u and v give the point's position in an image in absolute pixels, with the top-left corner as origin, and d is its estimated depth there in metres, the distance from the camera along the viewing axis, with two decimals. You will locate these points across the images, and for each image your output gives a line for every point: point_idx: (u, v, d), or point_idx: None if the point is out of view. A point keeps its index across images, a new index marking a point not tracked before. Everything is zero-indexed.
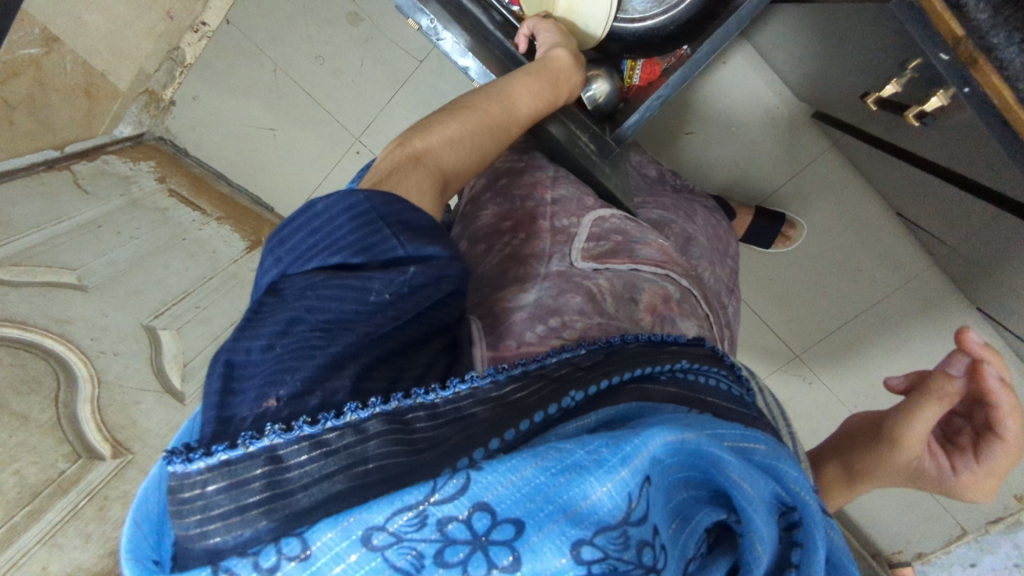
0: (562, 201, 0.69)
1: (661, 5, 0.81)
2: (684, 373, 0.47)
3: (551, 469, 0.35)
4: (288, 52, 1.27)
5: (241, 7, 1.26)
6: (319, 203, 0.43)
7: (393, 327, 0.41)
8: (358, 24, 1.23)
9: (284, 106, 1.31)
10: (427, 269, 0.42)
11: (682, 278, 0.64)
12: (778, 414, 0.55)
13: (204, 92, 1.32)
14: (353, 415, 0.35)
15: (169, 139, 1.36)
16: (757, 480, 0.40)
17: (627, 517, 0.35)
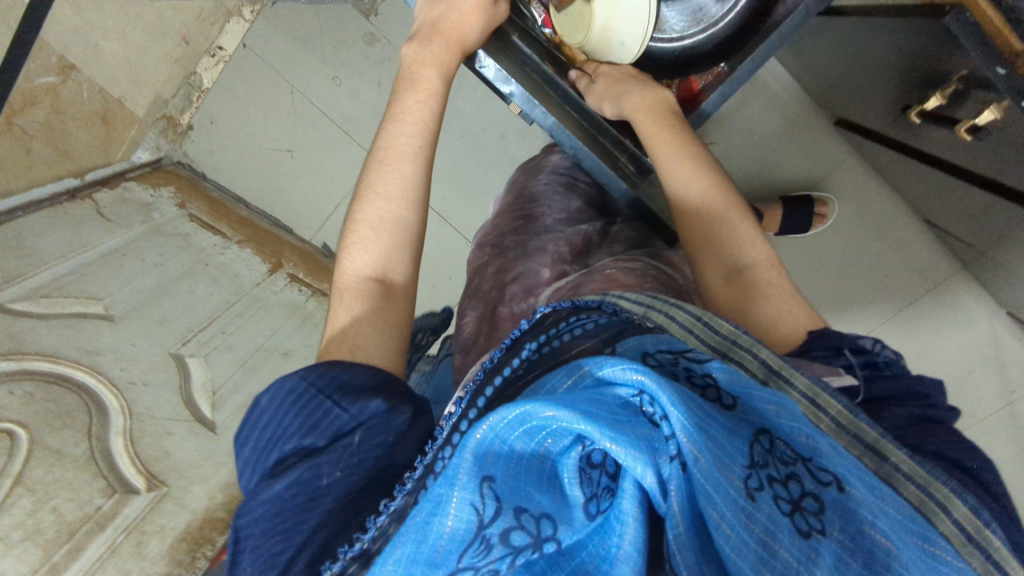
0: (521, 276, 0.70)
1: (699, 22, 0.71)
2: (558, 346, 0.45)
3: (417, 532, 0.34)
4: (305, 74, 1.28)
5: (259, 32, 1.27)
6: (263, 399, 0.44)
7: (369, 473, 0.42)
8: (375, 44, 1.26)
9: (302, 128, 1.31)
10: (370, 429, 0.43)
11: None
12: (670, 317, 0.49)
13: (222, 115, 1.31)
14: (332, 571, 0.38)
15: (187, 164, 1.34)
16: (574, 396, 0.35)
17: (485, 523, 0.33)
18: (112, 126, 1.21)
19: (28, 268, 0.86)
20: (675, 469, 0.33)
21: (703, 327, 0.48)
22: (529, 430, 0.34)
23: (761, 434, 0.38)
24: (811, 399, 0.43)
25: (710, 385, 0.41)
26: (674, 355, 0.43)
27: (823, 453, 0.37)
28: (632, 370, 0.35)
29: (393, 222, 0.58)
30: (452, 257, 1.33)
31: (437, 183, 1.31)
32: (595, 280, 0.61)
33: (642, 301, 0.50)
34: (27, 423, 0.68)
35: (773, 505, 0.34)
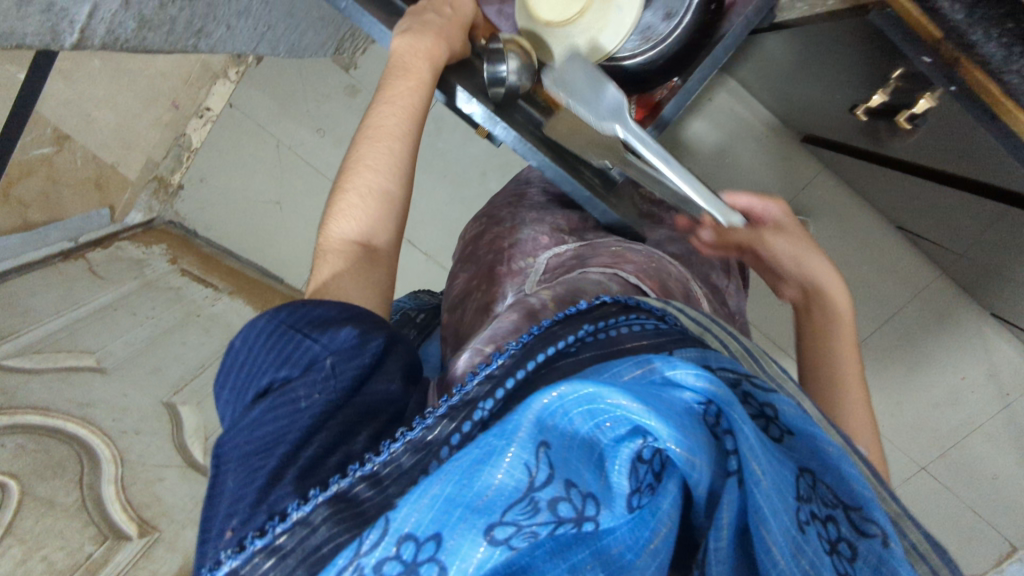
0: (521, 242, 0.74)
1: (648, 40, 0.80)
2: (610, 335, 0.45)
3: (454, 479, 0.32)
4: (289, 128, 1.32)
5: (242, 89, 1.31)
6: (238, 341, 0.46)
7: (347, 395, 0.43)
8: (355, 95, 1.30)
9: (287, 180, 1.34)
10: (341, 353, 0.45)
11: (637, 276, 0.58)
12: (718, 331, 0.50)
13: (211, 172, 1.36)
14: (338, 485, 0.36)
15: (179, 223, 1.38)
16: (654, 395, 0.34)
17: (534, 487, 0.31)
18: (106, 192, 1.25)
19: (20, 326, 0.88)
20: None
21: (753, 358, 0.48)
22: (599, 415, 0.33)
23: (805, 473, 0.39)
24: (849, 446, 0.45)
25: (767, 415, 0.42)
26: (739, 376, 0.43)
27: (869, 502, 0.38)
28: (706, 378, 0.36)
29: (377, 191, 0.62)
30: None
31: (423, 224, 1.34)
32: (601, 256, 0.64)
33: (698, 321, 0.50)
34: (17, 473, 0.68)
35: (816, 543, 0.35)
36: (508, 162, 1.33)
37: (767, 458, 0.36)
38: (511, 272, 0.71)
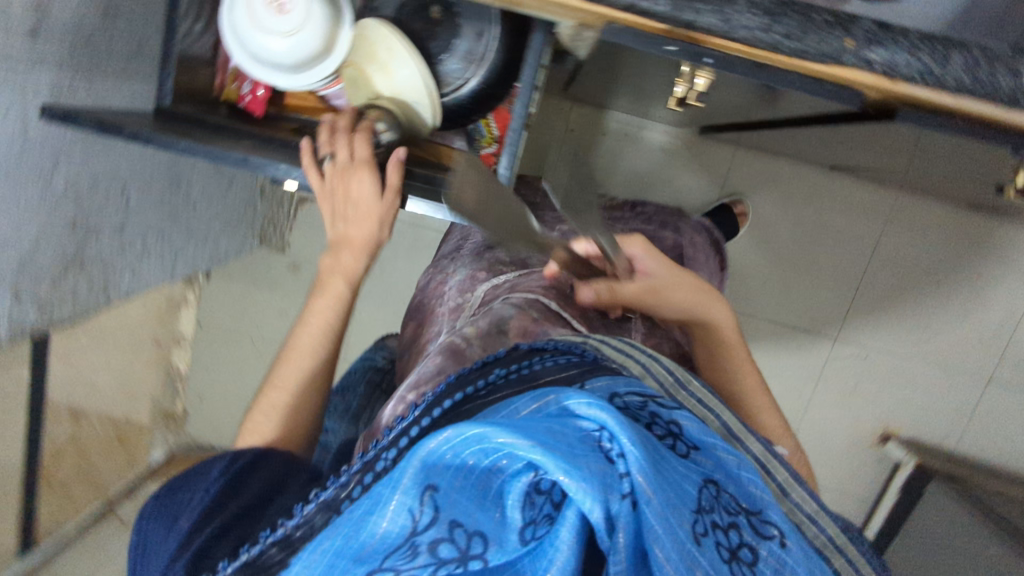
0: (457, 288, 0.80)
1: (472, 66, 0.83)
2: (520, 376, 0.47)
3: (348, 529, 0.35)
4: (256, 321, 1.38)
5: (207, 307, 1.39)
6: (153, 500, 0.51)
7: (266, 496, 0.49)
8: (299, 272, 1.33)
9: (273, 369, 1.41)
10: (254, 466, 0.52)
11: (550, 299, 0.68)
12: (632, 352, 0.52)
13: (206, 390, 1.43)
14: (247, 554, 0.42)
15: (194, 444, 1.47)
16: (540, 425, 0.34)
17: (414, 532, 0.32)
18: (129, 443, 1.35)
19: None
20: (630, 509, 0.32)
21: (675, 381, 0.50)
22: (483, 456, 0.33)
23: (708, 481, 0.39)
24: (761, 457, 0.48)
25: (672, 433, 0.41)
26: (642, 398, 0.42)
27: (767, 507, 0.39)
28: (599, 405, 0.35)
29: (308, 379, 0.61)
30: None
31: None
32: (524, 283, 0.73)
33: (621, 351, 0.52)
34: None
35: (713, 551, 0.35)
36: None
37: (661, 475, 0.35)
38: (449, 310, 0.78)
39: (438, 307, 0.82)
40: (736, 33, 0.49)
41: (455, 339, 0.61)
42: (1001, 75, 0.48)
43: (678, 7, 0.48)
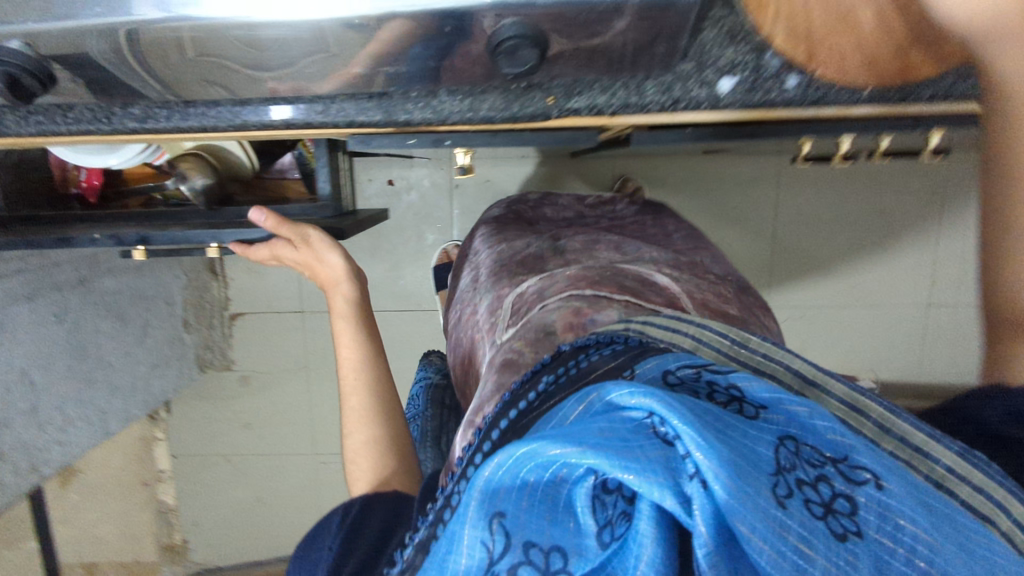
0: (480, 309, 0.73)
1: None
2: (579, 369, 0.43)
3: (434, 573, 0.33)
4: (224, 440, 1.43)
5: (176, 438, 1.43)
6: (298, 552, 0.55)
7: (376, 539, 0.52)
8: (249, 381, 1.39)
9: (253, 479, 1.45)
10: (355, 517, 0.54)
11: (590, 287, 0.59)
12: (676, 326, 0.47)
13: (198, 514, 1.48)
14: None
15: (204, 568, 1.51)
16: (590, 427, 0.30)
17: (492, 561, 0.30)
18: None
19: None
20: (698, 487, 0.27)
21: (732, 346, 0.43)
22: (541, 472, 0.31)
23: (785, 437, 0.33)
24: (850, 403, 0.38)
25: (736, 397, 0.36)
26: (695, 369, 0.38)
27: (855, 449, 0.32)
28: (642, 391, 0.31)
29: (373, 404, 0.64)
30: None
31: None
32: (557, 280, 0.64)
33: (665, 326, 0.47)
34: None
35: (804, 514, 0.29)
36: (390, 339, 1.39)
37: (728, 444, 0.29)
38: (485, 332, 0.68)
39: (476, 330, 0.70)
40: (450, 117, 0.53)
41: (506, 353, 0.55)
42: (692, 89, 0.52)
43: (390, 111, 0.53)
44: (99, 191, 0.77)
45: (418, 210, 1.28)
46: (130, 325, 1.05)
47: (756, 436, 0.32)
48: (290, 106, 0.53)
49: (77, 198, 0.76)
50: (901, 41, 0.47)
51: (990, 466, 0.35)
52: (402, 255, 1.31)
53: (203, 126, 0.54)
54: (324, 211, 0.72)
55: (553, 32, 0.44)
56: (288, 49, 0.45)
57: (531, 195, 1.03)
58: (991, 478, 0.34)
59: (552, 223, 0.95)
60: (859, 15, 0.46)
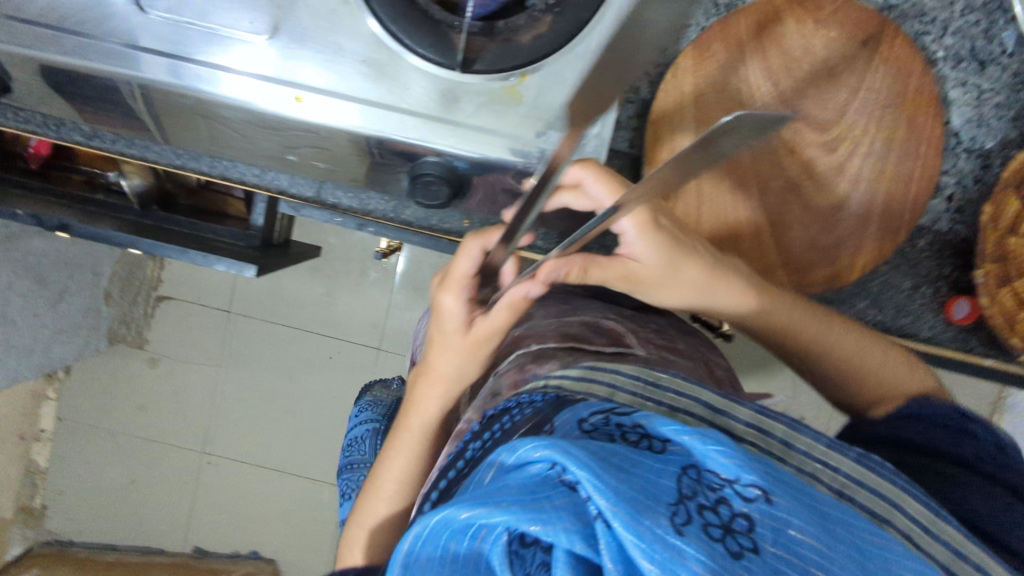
0: None
1: None
2: (513, 421, 0.43)
3: None
4: (116, 415, 1.42)
5: (67, 402, 1.41)
6: None
7: None
8: (157, 364, 1.38)
9: (133, 461, 1.43)
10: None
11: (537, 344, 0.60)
12: (594, 369, 0.43)
13: (67, 483, 1.45)
14: None
15: (56, 539, 1.46)
16: (490, 491, 0.31)
17: None
18: None
19: None
20: (602, 527, 0.28)
21: (645, 385, 0.40)
22: (462, 535, 0.31)
23: (688, 466, 0.31)
24: (755, 425, 0.37)
25: (643, 434, 0.34)
26: (605, 413, 0.37)
27: (749, 466, 0.31)
28: (544, 444, 0.30)
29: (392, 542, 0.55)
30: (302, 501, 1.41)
31: (261, 444, 1.40)
32: (507, 344, 0.64)
33: (579, 371, 0.43)
34: None
35: (703, 538, 0.27)
36: (308, 359, 1.37)
37: (615, 474, 0.29)
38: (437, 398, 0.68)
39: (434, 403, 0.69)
40: (373, 211, 0.59)
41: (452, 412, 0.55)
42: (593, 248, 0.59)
43: (321, 192, 0.59)
44: (44, 160, 0.75)
45: (367, 248, 1.33)
46: (47, 287, 1.06)
47: (658, 466, 0.31)
48: (232, 163, 0.57)
49: (21, 160, 0.74)
50: (771, 260, 0.55)
51: (882, 467, 0.35)
52: (341, 284, 1.34)
53: (142, 156, 0.57)
54: (251, 240, 0.72)
55: (471, 174, 0.49)
56: (234, 124, 0.49)
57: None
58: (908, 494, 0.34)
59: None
60: (740, 225, 0.55)
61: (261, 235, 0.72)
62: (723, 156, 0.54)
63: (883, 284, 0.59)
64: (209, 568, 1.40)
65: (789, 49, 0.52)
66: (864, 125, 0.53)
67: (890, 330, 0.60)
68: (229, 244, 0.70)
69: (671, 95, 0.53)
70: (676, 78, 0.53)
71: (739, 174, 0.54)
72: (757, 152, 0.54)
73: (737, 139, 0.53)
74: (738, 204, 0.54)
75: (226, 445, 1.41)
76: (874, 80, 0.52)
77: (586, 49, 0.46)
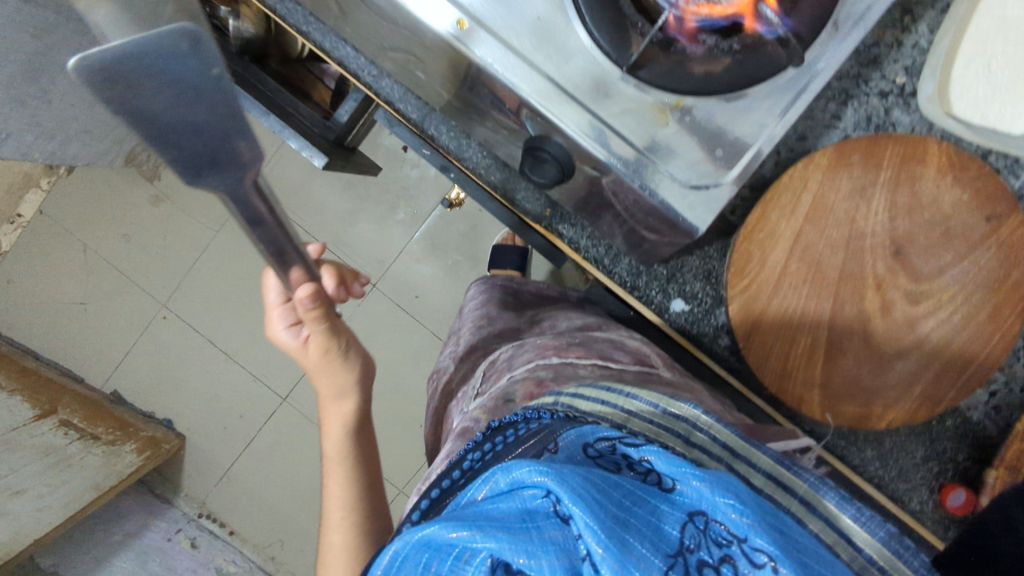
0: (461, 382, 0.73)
1: None
2: (520, 434, 0.46)
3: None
4: (96, 233, 1.38)
5: (55, 199, 1.37)
6: None
7: None
8: (158, 204, 1.35)
9: (92, 283, 1.39)
10: None
11: (555, 358, 0.59)
12: (611, 402, 0.47)
13: (17, 275, 1.40)
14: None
15: None
16: (484, 515, 0.34)
17: None
18: None
19: None
20: (588, 568, 0.31)
21: (662, 416, 0.45)
22: (445, 556, 0.35)
23: (695, 513, 0.34)
24: (772, 477, 0.40)
25: (651, 472, 0.38)
26: (613, 441, 0.42)
27: (755, 527, 0.33)
28: (542, 472, 0.33)
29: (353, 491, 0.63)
30: (236, 394, 1.38)
31: (222, 324, 1.37)
32: (525, 352, 0.64)
33: (598, 398, 0.48)
34: None
35: None
36: None
37: (600, 516, 0.32)
38: (458, 401, 0.70)
39: (462, 391, 0.71)
40: (465, 159, 0.58)
41: (467, 420, 0.59)
42: (652, 290, 0.58)
43: (425, 119, 0.58)
44: None
45: (406, 187, 1.31)
46: None
47: (656, 521, 0.34)
48: (353, 52, 0.55)
49: None
50: (812, 375, 0.54)
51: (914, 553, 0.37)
52: (367, 210, 1.32)
53: (272, 8, 0.55)
54: (326, 132, 0.70)
55: (600, 175, 0.48)
56: (383, 19, 0.48)
57: (526, 280, 0.95)
58: (904, 559, 0.37)
59: (539, 305, 0.88)
60: (800, 332, 0.54)
61: (338, 132, 0.71)
62: (813, 263, 0.53)
63: (896, 445, 0.59)
64: (118, 417, 1.36)
65: (919, 192, 0.52)
66: (955, 292, 0.52)
67: (883, 490, 0.59)
68: (307, 126, 0.68)
69: (793, 183, 0.53)
70: (805, 169, 0.53)
71: (823, 283, 0.53)
72: (847, 271, 0.53)
73: (836, 251, 0.53)
74: (808, 312, 0.53)
75: (188, 309, 1.38)
76: (983, 255, 0.52)
77: (745, 104, 0.45)
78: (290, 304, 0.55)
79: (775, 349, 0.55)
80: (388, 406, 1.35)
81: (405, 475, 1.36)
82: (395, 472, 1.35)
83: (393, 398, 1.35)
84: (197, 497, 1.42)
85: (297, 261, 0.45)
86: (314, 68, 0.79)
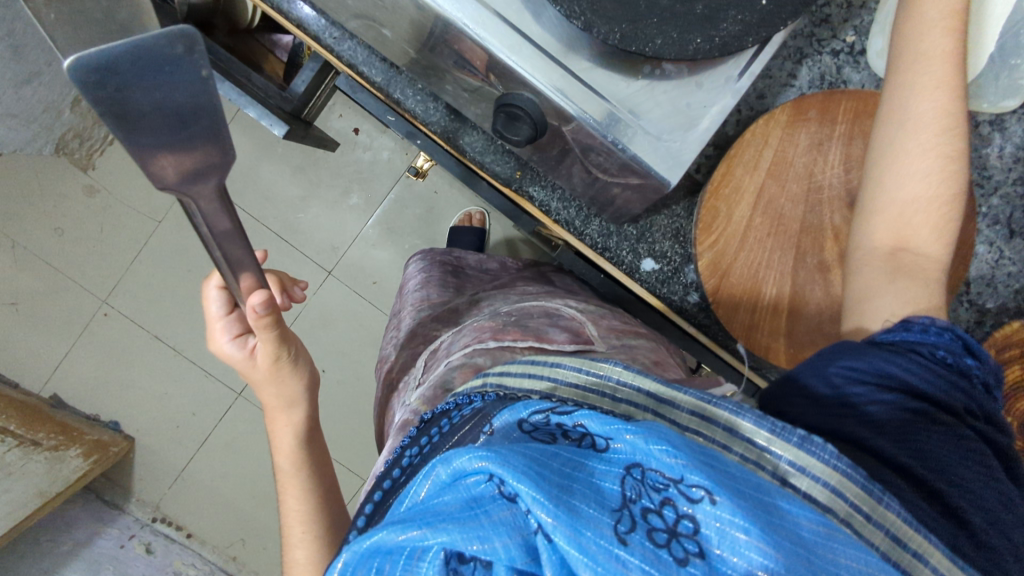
0: (406, 362, 0.70)
1: None
2: (453, 422, 0.42)
3: None
4: (25, 227, 1.29)
5: None
6: None
7: None
8: (94, 195, 1.29)
9: (22, 281, 1.31)
10: None
11: (493, 341, 0.55)
12: (531, 368, 0.41)
13: None
14: None
15: None
16: (427, 507, 0.29)
17: None
18: None
19: None
20: (544, 541, 0.26)
21: (588, 379, 0.39)
22: (397, 557, 0.29)
23: (631, 466, 0.29)
24: (698, 414, 0.34)
25: (586, 434, 0.33)
26: (547, 412, 0.36)
27: (691, 465, 0.28)
28: (481, 454, 0.28)
29: (311, 499, 0.58)
30: (186, 391, 1.33)
31: (169, 318, 1.32)
32: (465, 334, 0.60)
33: (524, 373, 0.41)
34: None
35: (646, 548, 0.25)
36: None
37: (537, 480, 0.27)
38: (401, 390, 0.66)
39: (404, 382, 0.66)
40: (432, 124, 0.59)
41: (407, 414, 0.54)
42: (623, 250, 0.60)
43: (390, 83, 0.58)
44: None
45: (359, 171, 1.29)
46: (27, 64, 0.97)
47: (599, 477, 0.29)
48: (314, 14, 0.56)
49: None
50: (778, 326, 0.55)
51: (825, 450, 0.31)
52: (319, 195, 1.29)
53: None
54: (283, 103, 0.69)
55: (558, 123, 0.49)
56: None
57: (462, 257, 0.93)
58: (850, 475, 0.31)
59: (480, 284, 0.87)
60: (764, 286, 0.55)
61: (295, 103, 0.69)
62: (775, 217, 0.55)
63: None
64: (60, 422, 1.28)
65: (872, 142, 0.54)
66: None
67: None
68: (263, 96, 0.66)
69: (754, 139, 0.56)
70: (766, 125, 0.55)
71: (785, 236, 0.55)
72: (808, 224, 0.55)
73: (791, 207, 0.55)
74: (771, 265, 0.55)
75: (130, 305, 1.31)
76: None
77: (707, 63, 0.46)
78: (235, 312, 0.52)
79: (744, 304, 0.56)
80: (348, 395, 1.32)
81: (369, 463, 1.33)
82: (358, 461, 1.33)
83: (353, 386, 1.32)
84: (151, 500, 1.36)
85: (249, 268, 0.37)
86: (264, 41, 0.79)
